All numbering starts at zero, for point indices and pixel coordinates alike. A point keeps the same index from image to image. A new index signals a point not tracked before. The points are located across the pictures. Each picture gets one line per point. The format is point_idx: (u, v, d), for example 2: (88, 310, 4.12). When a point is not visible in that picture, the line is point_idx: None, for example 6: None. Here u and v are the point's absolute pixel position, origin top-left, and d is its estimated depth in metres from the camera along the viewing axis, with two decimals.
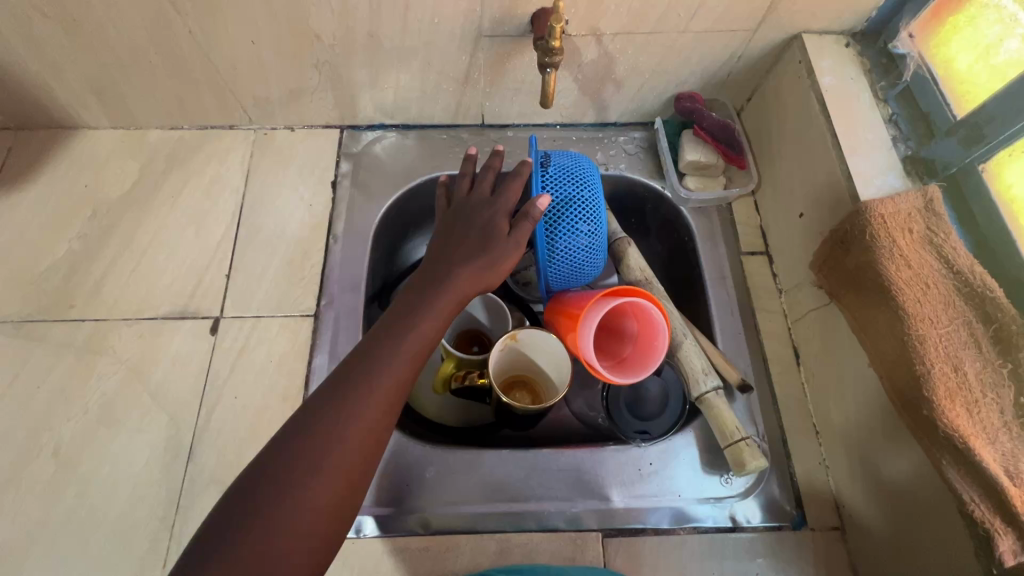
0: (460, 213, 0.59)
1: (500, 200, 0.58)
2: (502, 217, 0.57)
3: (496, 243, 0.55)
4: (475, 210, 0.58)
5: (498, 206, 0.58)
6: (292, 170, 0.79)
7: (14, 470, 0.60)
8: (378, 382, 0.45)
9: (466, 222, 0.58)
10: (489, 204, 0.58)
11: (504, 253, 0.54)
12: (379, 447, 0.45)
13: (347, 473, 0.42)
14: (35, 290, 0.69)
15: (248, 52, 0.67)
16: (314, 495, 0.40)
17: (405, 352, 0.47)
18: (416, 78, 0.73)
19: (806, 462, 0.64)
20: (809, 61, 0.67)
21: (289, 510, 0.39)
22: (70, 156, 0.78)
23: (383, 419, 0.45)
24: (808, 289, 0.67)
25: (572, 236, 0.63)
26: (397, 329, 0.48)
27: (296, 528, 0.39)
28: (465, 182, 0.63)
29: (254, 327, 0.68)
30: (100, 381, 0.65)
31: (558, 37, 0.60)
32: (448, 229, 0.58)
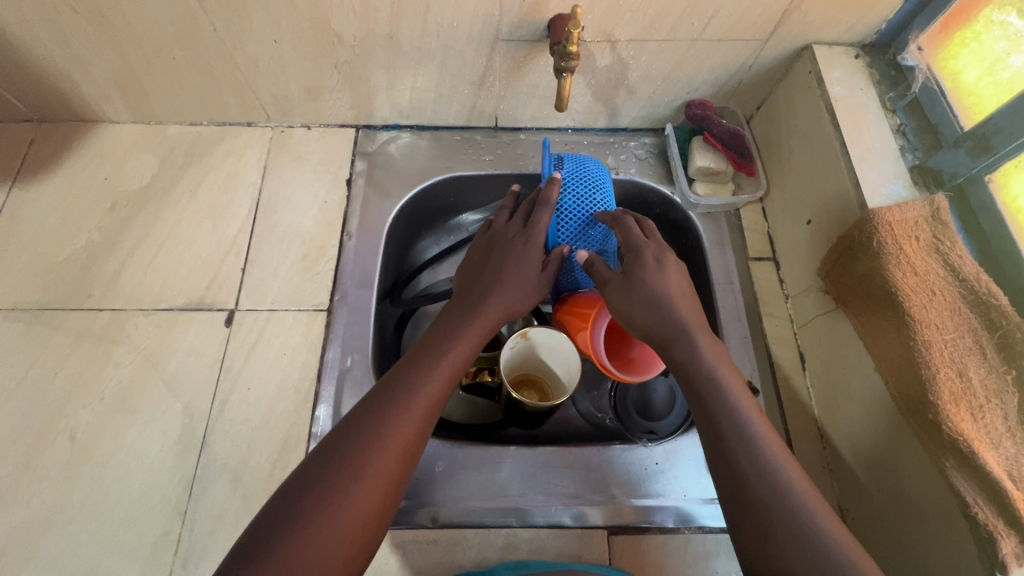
0: (494, 245, 0.62)
1: (532, 232, 0.60)
2: (534, 252, 0.60)
3: (526, 277, 0.59)
4: (509, 243, 0.61)
5: (530, 239, 0.60)
6: (308, 167, 0.80)
7: (29, 455, 0.61)
8: (414, 397, 0.48)
9: (500, 253, 0.60)
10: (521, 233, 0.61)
11: (531, 290, 0.59)
12: (413, 461, 0.47)
13: (384, 485, 0.44)
14: (54, 278, 0.70)
15: (270, 51, 0.69)
16: (351, 501, 0.42)
17: (439, 372, 0.51)
18: (433, 80, 0.74)
19: (810, 465, 0.65)
20: (819, 71, 0.69)
21: (328, 514, 0.41)
22: (91, 148, 0.79)
23: (418, 434, 0.47)
24: (815, 294, 0.68)
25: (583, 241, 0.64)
26: (429, 353, 0.52)
27: (335, 531, 0.41)
28: (505, 214, 0.67)
29: (268, 321, 0.69)
30: (116, 370, 0.66)
31: (575, 42, 0.60)
32: (481, 261, 0.61)
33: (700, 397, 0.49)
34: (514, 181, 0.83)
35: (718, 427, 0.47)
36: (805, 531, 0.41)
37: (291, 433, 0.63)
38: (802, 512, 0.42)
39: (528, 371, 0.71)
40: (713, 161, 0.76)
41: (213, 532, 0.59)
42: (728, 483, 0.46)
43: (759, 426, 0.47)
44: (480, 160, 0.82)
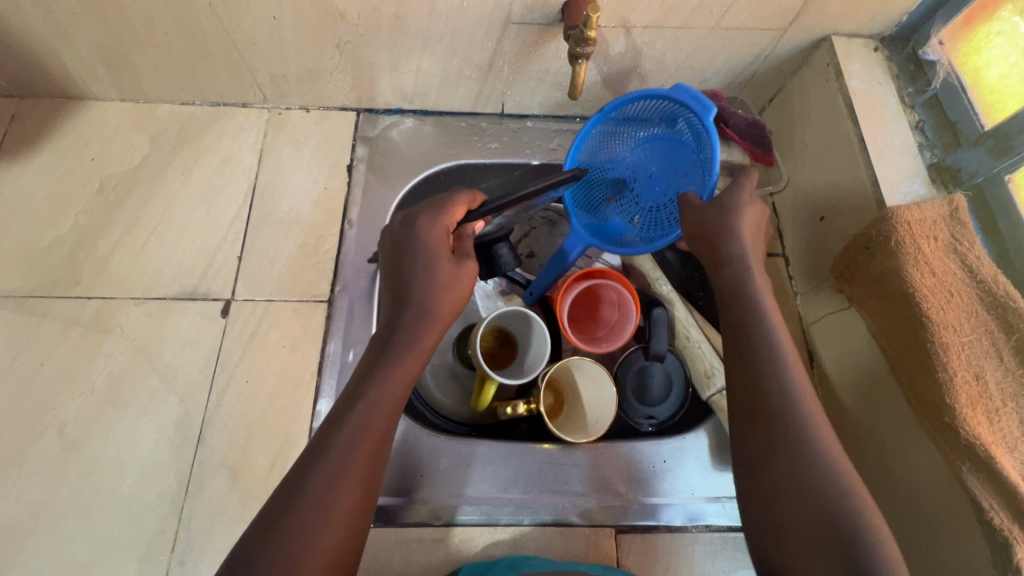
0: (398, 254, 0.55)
1: (437, 263, 0.54)
2: (441, 279, 0.53)
3: (447, 275, 0.54)
4: (416, 269, 0.54)
5: (433, 271, 0.53)
6: (307, 151, 0.77)
7: (15, 450, 0.59)
8: (359, 444, 0.45)
9: (411, 261, 0.54)
10: (427, 233, 0.54)
11: (458, 278, 0.54)
12: (370, 501, 0.45)
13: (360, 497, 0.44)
14: (39, 263, 0.67)
15: (268, 28, 0.65)
16: (331, 520, 0.42)
17: (379, 413, 0.47)
18: (439, 63, 0.71)
19: None
20: (837, 64, 0.67)
21: (313, 534, 0.41)
22: (76, 127, 0.75)
23: (369, 480, 0.45)
24: (826, 292, 0.67)
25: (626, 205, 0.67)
26: (380, 364, 0.50)
27: (317, 549, 0.41)
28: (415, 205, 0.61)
29: (266, 312, 0.67)
30: (106, 360, 0.63)
31: (593, 27, 0.56)
32: (394, 271, 0.56)
33: (743, 372, 0.48)
34: (519, 170, 0.81)
35: (765, 410, 0.45)
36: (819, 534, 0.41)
37: (292, 428, 0.62)
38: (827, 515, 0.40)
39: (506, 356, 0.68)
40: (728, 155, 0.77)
41: (211, 530, 0.57)
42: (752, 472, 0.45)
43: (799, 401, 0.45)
44: (486, 148, 0.80)
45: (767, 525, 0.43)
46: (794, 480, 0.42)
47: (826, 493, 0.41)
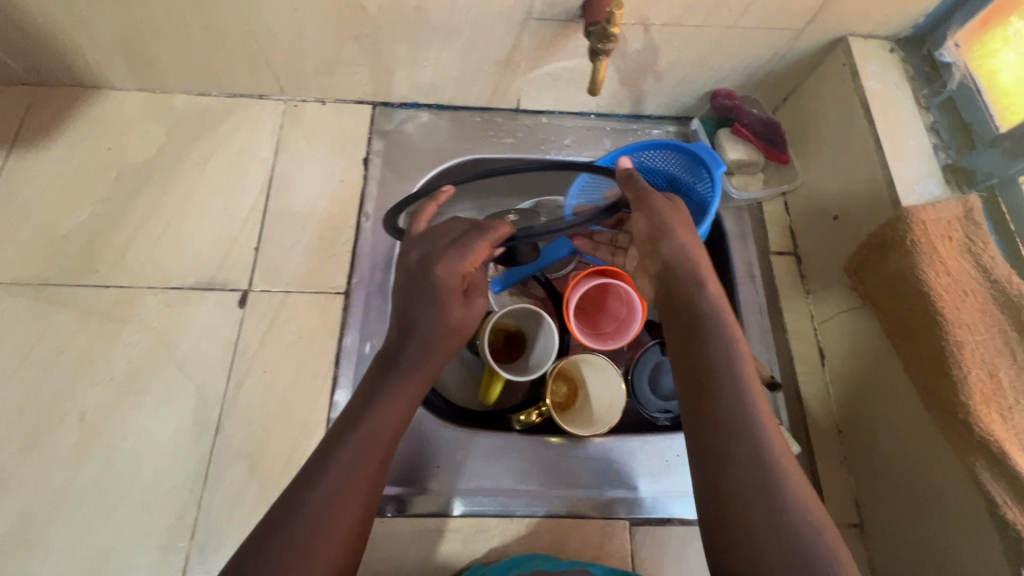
0: (407, 287, 0.55)
1: (447, 306, 0.54)
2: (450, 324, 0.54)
3: (457, 317, 0.55)
4: (427, 308, 0.54)
5: (443, 314, 0.54)
6: (323, 144, 0.77)
7: (35, 436, 0.59)
8: (365, 440, 0.47)
9: (420, 301, 0.54)
10: (443, 275, 0.54)
11: (467, 322, 0.56)
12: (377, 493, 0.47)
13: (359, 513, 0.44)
14: (57, 252, 0.68)
15: (289, 19, 0.65)
16: (340, 511, 0.43)
17: (389, 410, 0.49)
18: (458, 57, 0.71)
19: (827, 460, 0.65)
20: (854, 64, 0.67)
21: (327, 522, 0.43)
22: (93, 116, 0.75)
23: (377, 477, 0.47)
24: (839, 290, 0.68)
25: None
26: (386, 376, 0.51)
27: (330, 540, 0.42)
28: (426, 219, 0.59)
29: (283, 303, 0.67)
30: (124, 349, 0.63)
31: (616, 24, 0.57)
32: (404, 301, 0.55)
33: (699, 403, 0.46)
34: None
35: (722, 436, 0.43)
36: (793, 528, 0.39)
37: (309, 419, 0.62)
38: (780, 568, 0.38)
39: (518, 348, 0.69)
40: (744, 153, 0.76)
41: (230, 518, 0.57)
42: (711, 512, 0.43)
43: (755, 435, 0.43)
44: (501, 143, 0.81)
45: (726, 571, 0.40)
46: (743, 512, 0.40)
47: (780, 538, 0.39)
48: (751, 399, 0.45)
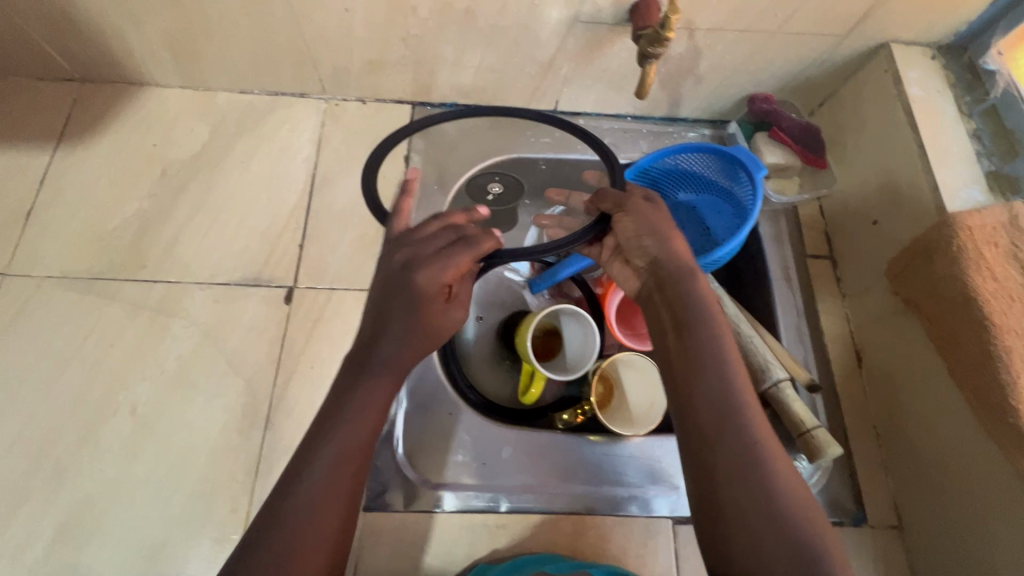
0: (380, 296, 0.48)
1: (424, 313, 0.48)
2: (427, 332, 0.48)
3: (435, 323, 0.49)
4: (402, 316, 0.47)
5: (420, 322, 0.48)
6: (364, 143, 0.78)
7: (90, 428, 0.60)
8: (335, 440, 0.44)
9: (395, 309, 0.47)
10: (417, 281, 0.47)
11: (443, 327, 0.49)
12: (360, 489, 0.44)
13: (336, 525, 0.42)
14: (106, 247, 0.68)
15: (339, 19, 0.66)
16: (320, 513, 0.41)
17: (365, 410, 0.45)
18: (501, 59, 0.72)
19: (866, 462, 0.66)
20: (896, 70, 0.68)
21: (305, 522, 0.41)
22: (138, 112, 0.76)
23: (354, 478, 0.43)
24: (877, 294, 0.69)
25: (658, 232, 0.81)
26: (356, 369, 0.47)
27: (307, 543, 0.40)
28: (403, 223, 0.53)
29: (328, 300, 0.68)
30: (174, 343, 0.64)
31: (671, 28, 0.57)
32: (376, 309, 0.48)
33: (694, 417, 0.45)
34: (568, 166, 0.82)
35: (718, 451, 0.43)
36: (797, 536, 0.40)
37: None
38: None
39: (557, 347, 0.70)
40: (782, 157, 0.76)
41: None
42: (713, 533, 0.42)
43: (758, 448, 0.42)
44: (538, 144, 0.81)
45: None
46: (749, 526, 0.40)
47: (780, 545, 0.40)
48: (746, 412, 0.44)
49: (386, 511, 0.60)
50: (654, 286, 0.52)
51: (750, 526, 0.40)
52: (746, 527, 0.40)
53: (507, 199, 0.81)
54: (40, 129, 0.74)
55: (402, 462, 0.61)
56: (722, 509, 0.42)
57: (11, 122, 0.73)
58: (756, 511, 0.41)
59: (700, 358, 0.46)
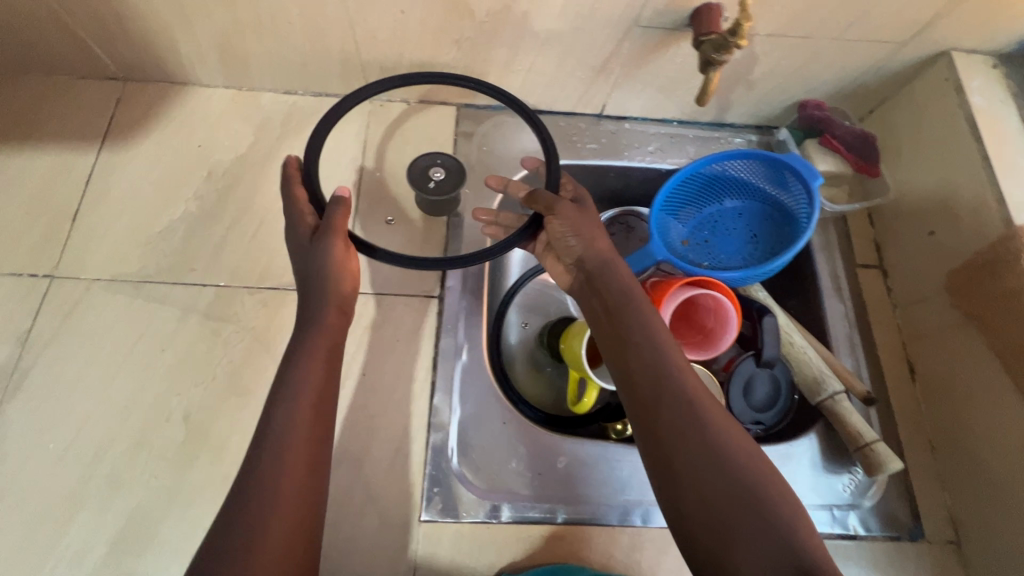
0: (308, 272, 0.55)
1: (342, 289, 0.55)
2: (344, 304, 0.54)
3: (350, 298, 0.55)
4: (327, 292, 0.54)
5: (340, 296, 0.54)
6: (409, 146, 0.77)
7: (144, 434, 0.59)
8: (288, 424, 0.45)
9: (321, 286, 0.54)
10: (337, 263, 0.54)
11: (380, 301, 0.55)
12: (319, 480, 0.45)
13: (302, 485, 0.44)
14: (153, 249, 0.68)
15: (394, 22, 0.65)
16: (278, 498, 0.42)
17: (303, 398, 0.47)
18: (554, 62, 0.71)
19: (921, 475, 0.65)
20: (958, 79, 0.67)
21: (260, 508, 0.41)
22: (182, 112, 0.75)
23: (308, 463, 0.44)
24: (933, 305, 0.68)
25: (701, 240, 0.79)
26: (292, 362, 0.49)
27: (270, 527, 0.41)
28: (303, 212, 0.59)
29: (379, 306, 0.68)
30: (226, 348, 0.64)
31: (742, 36, 0.56)
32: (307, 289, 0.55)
33: (633, 385, 0.50)
34: (614, 171, 0.81)
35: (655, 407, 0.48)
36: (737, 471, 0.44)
37: (411, 423, 0.62)
38: (736, 517, 0.42)
39: None
40: (832, 165, 0.75)
41: (338, 518, 0.58)
42: (670, 487, 0.45)
43: (692, 402, 0.47)
44: (584, 148, 0.80)
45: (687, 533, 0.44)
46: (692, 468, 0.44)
47: (723, 483, 0.43)
48: (677, 373, 0.50)
49: (442, 522, 0.59)
50: (584, 276, 0.59)
51: (692, 469, 0.44)
52: (689, 472, 0.44)
53: (449, 188, 0.70)
54: (85, 129, 0.73)
55: (458, 472, 0.61)
56: (671, 459, 0.46)
57: (56, 121, 0.73)
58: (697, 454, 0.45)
59: (632, 334, 0.53)
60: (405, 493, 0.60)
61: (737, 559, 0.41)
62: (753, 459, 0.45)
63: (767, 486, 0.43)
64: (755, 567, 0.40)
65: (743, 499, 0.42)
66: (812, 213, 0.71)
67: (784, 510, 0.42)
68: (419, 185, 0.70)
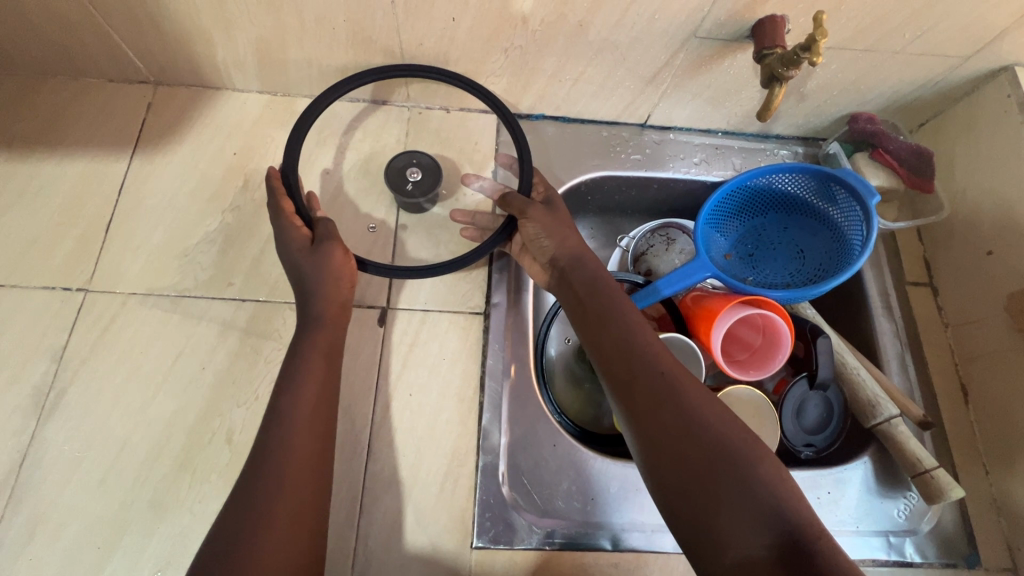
0: (299, 277, 0.56)
1: (328, 291, 0.55)
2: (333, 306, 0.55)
3: (341, 299, 0.56)
4: (310, 294, 0.55)
5: (326, 297, 0.55)
6: (449, 155, 0.75)
7: (186, 455, 0.58)
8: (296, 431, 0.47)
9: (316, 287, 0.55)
10: (324, 264, 0.55)
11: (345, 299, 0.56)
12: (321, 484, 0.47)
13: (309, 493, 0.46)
14: (189, 262, 0.66)
15: (442, 29, 0.62)
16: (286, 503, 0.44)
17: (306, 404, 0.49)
18: (603, 72, 0.69)
19: (976, 500, 0.64)
20: (1020, 96, 0.65)
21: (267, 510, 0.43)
22: (215, 118, 0.73)
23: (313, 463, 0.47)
24: (990, 327, 0.67)
25: (746, 255, 0.76)
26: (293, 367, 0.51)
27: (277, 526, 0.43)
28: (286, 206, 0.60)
29: (423, 323, 0.66)
30: (267, 367, 0.61)
31: (818, 52, 0.53)
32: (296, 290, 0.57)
33: (611, 372, 0.50)
34: (658, 183, 0.79)
35: (633, 389, 0.48)
36: (720, 446, 0.43)
37: (460, 444, 0.61)
38: (720, 487, 0.41)
39: None
40: (883, 181, 0.74)
41: (388, 544, 0.57)
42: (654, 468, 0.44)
43: (667, 381, 0.47)
44: (627, 160, 0.78)
45: (680, 519, 0.42)
46: (675, 445, 0.44)
47: (707, 455, 0.42)
48: (653, 355, 0.49)
49: (494, 550, 0.57)
50: (556, 271, 0.59)
51: (674, 446, 0.44)
52: (671, 447, 0.44)
53: (426, 188, 0.69)
54: (115, 136, 0.70)
55: (510, 499, 0.59)
56: (652, 439, 0.45)
57: (84, 126, 0.70)
58: (676, 429, 0.44)
59: (607, 321, 0.52)
60: (455, 518, 0.58)
61: (727, 534, 0.39)
62: (731, 429, 0.44)
63: (750, 456, 0.42)
64: (743, 540, 0.39)
65: (727, 470, 0.41)
66: (866, 233, 0.67)
67: (768, 477, 0.41)
68: (395, 185, 0.69)
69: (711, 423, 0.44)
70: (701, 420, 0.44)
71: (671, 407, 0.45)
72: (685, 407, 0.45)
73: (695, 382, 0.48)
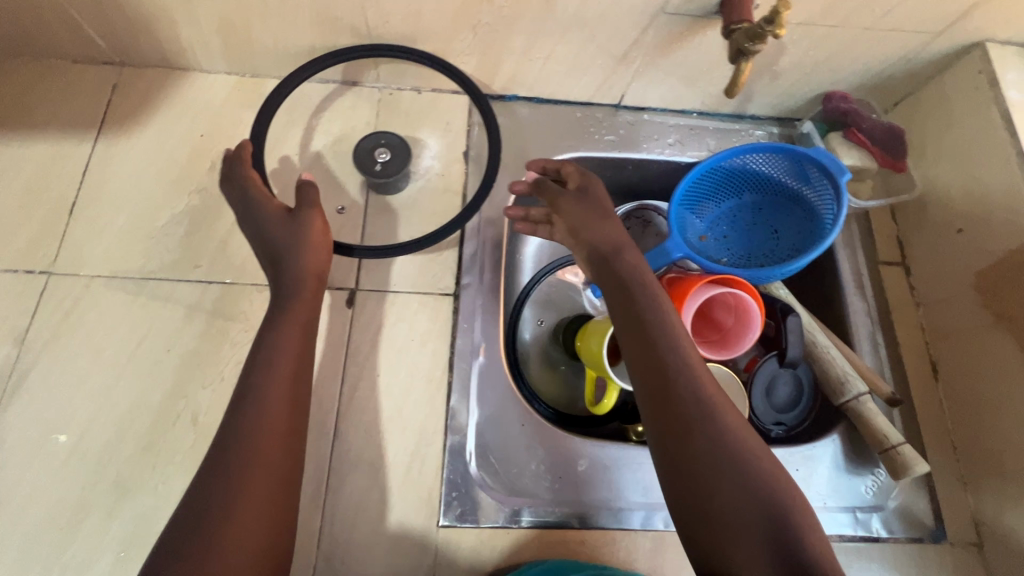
0: (268, 253, 0.55)
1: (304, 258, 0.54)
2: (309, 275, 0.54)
3: (318, 267, 0.55)
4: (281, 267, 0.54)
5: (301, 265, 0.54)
6: (420, 136, 0.74)
7: (151, 436, 0.57)
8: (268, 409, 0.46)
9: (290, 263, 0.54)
10: (298, 234, 0.55)
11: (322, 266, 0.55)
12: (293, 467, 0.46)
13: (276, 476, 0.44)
14: (155, 244, 0.65)
15: (408, 5, 0.62)
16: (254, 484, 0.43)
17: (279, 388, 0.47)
18: (574, 50, 0.68)
19: (943, 476, 0.65)
20: (991, 72, 0.65)
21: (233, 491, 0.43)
22: (182, 99, 0.72)
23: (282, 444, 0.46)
24: (960, 304, 0.67)
25: (721, 236, 0.76)
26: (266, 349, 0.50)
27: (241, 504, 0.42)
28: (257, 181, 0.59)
29: (391, 304, 0.65)
30: (234, 349, 0.61)
31: (781, 25, 0.53)
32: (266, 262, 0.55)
33: (647, 382, 0.47)
34: (632, 165, 0.79)
35: (670, 405, 0.45)
36: (745, 471, 0.42)
37: (428, 424, 0.61)
38: (744, 518, 0.41)
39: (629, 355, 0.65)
40: (858, 159, 0.73)
41: (355, 524, 0.57)
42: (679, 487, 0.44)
43: (705, 400, 0.45)
44: (601, 140, 0.77)
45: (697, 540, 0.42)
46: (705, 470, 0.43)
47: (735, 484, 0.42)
48: (693, 369, 0.47)
49: (461, 528, 0.58)
50: (595, 266, 0.55)
51: (700, 468, 0.43)
52: (702, 472, 0.43)
53: (396, 166, 0.68)
54: (79, 117, 0.69)
55: (477, 477, 0.59)
56: (683, 460, 0.44)
57: (47, 108, 0.69)
58: (707, 460, 0.43)
59: (646, 332, 0.49)
60: (423, 497, 0.58)
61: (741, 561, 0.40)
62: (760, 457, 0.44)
63: (778, 493, 0.42)
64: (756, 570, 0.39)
65: (752, 502, 0.41)
66: (837, 215, 0.67)
67: (788, 507, 0.41)
68: (363, 165, 0.68)
69: (740, 448, 0.44)
70: (732, 445, 0.43)
71: (705, 430, 0.44)
72: (719, 429, 0.44)
73: (730, 402, 0.46)
